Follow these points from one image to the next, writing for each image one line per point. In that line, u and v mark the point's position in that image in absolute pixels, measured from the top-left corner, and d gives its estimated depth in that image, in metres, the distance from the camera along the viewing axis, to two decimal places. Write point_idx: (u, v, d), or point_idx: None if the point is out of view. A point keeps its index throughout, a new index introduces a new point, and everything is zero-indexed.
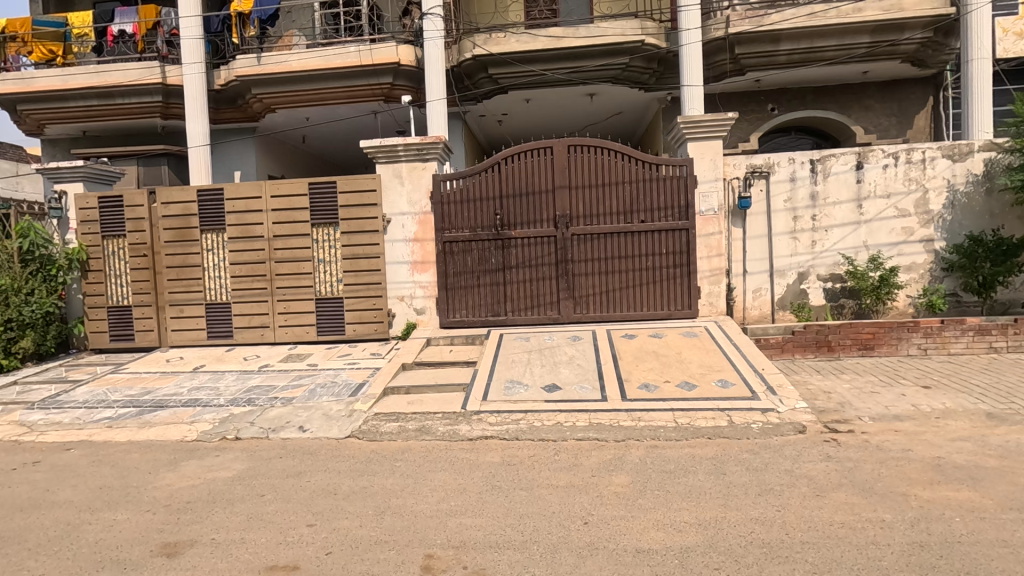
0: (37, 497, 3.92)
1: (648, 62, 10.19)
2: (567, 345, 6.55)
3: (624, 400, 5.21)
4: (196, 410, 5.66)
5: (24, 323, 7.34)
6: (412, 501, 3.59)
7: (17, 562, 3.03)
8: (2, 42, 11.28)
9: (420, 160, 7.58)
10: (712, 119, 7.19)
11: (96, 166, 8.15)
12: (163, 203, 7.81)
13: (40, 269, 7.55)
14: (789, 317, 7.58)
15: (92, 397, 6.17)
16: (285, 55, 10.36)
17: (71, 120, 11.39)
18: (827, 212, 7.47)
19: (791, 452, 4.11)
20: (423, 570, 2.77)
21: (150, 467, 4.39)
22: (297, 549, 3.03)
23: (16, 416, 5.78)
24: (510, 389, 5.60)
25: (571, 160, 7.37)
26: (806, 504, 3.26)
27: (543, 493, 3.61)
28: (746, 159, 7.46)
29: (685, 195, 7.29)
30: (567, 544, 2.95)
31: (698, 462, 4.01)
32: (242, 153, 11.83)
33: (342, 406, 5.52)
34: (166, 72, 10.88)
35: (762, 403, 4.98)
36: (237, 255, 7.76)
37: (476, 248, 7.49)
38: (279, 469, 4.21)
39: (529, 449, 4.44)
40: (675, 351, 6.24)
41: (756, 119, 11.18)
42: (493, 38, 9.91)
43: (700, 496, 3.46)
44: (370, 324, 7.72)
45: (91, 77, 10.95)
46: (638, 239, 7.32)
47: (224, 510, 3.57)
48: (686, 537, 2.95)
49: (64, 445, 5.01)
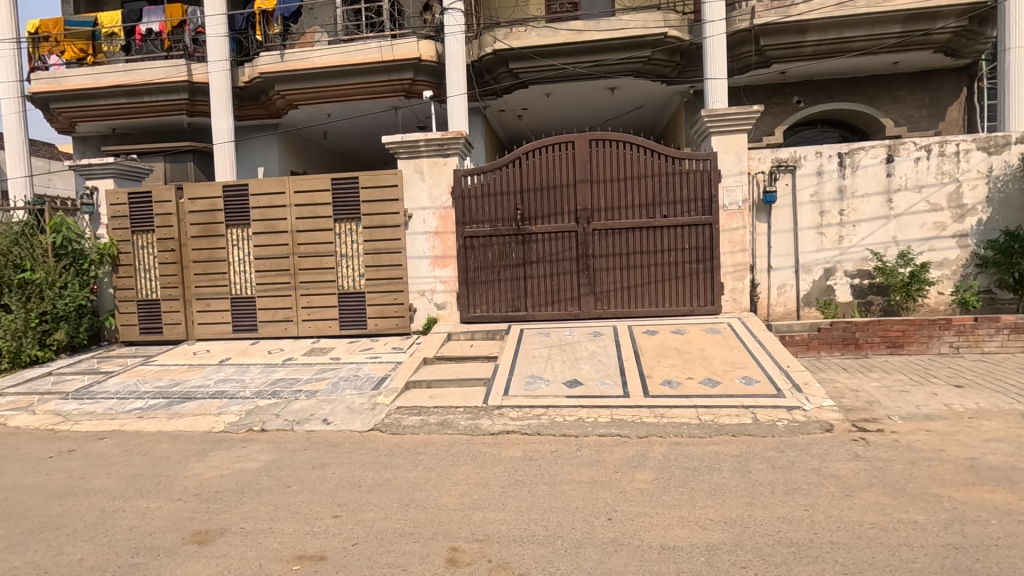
0: (73, 484, 4.04)
1: (670, 56, 10.08)
2: (588, 341, 6.54)
3: (646, 396, 5.18)
4: (223, 401, 5.78)
5: (57, 316, 7.56)
6: (435, 494, 3.62)
7: (56, 547, 3.12)
8: (36, 42, 11.59)
9: (441, 156, 7.59)
10: (737, 112, 7.08)
11: (126, 163, 8.34)
12: (190, 199, 7.96)
13: (73, 263, 7.76)
14: (814, 313, 7.44)
15: (124, 388, 6.35)
16: (307, 52, 10.46)
17: (101, 118, 11.66)
18: (855, 206, 7.30)
19: (818, 450, 4.05)
20: (448, 563, 2.78)
21: (180, 457, 4.50)
22: (323, 539, 3.07)
23: (51, 405, 5.97)
24: (530, 384, 5.62)
25: (593, 154, 7.32)
26: (835, 504, 3.21)
27: (566, 489, 3.60)
28: (771, 153, 7.33)
29: (708, 189, 7.20)
30: (591, 539, 2.95)
31: (722, 459, 3.97)
32: (265, 150, 12.01)
33: (365, 399, 5.59)
34: (191, 70, 11.08)
35: (788, 401, 4.91)
36: (262, 250, 7.87)
37: (497, 243, 7.49)
38: (304, 461, 4.27)
39: (551, 444, 4.44)
40: (698, 348, 6.17)
41: (781, 112, 10.98)
42: (514, 33, 9.91)
43: (725, 494, 3.42)
44: (391, 319, 7.78)
45: (120, 76, 11.19)
46: (660, 234, 7.25)
47: (252, 499, 3.64)
48: (712, 535, 2.93)
49: (97, 435, 5.16)
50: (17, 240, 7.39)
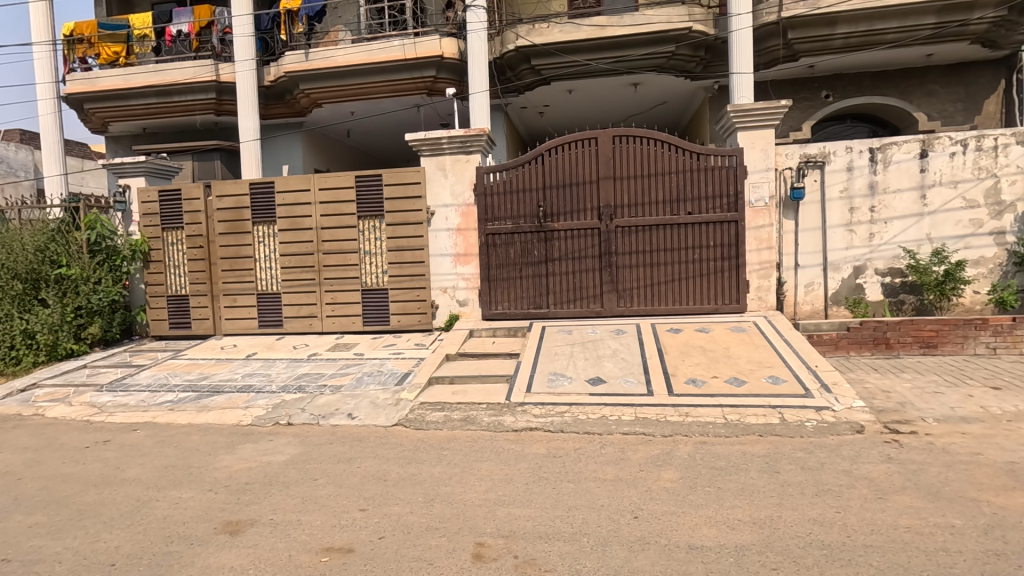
0: (109, 474, 4.16)
1: (694, 51, 9.93)
2: (611, 339, 6.50)
3: (671, 395, 5.13)
4: (250, 395, 5.89)
5: (92, 310, 7.81)
6: (459, 489, 3.64)
7: (94, 534, 3.22)
8: (71, 44, 11.92)
9: (463, 153, 7.61)
10: (763, 107, 6.96)
11: (157, 162, 8.53)
12: (218, 196, 8.11)
13: (106, 260, 7.98)
14: (843, 312, 7.27)
15: (155, 381, 6.52)
16: (331, 50, 10.56)
17: (133, 118, 11.95)
18: (887, 203, 7.13)
19: (848, 452, 3.96)
20: (475, 558, 2.80)
21: (210, 449, 4.60)
22: (350, 532, 3.11)
23: (86, 397, 6.15)
24: (553, 381, 5.61)
25: (616, 151, 7.27)
26: (867, 506, 3.14)
27: (591, 486, 3.59)
28: (799, 149, 7.19)
29: (734, 185, 7.10)
30: (618, 537, 2.94)
31: (749, 459, 3.91)
32: (291, 149, 12.20)
33: (388, 395, 5.64)
34: (219, 70, 11.29)
35: (816, 401, 4.81)
36: (287, 247, 7.98)
37: (519, 240, 7.49)
38: (330, 455, 4.33)
39: (575, 441, 4.42)
40: (723, 347, 6.09)
41: (809, 107, 10.76)
42: (536, 29, 9.85)
43: (753, 494, 3.37)
44: (413, 315, 7.83)
45: (151, 77, 11.46)
46: (685, 232, 7.16)
47: (280, 492, 3.70)
48: (740, 535, 2.89)
49: (131, 426, 5.30)
50: (53, 237, 7.58)
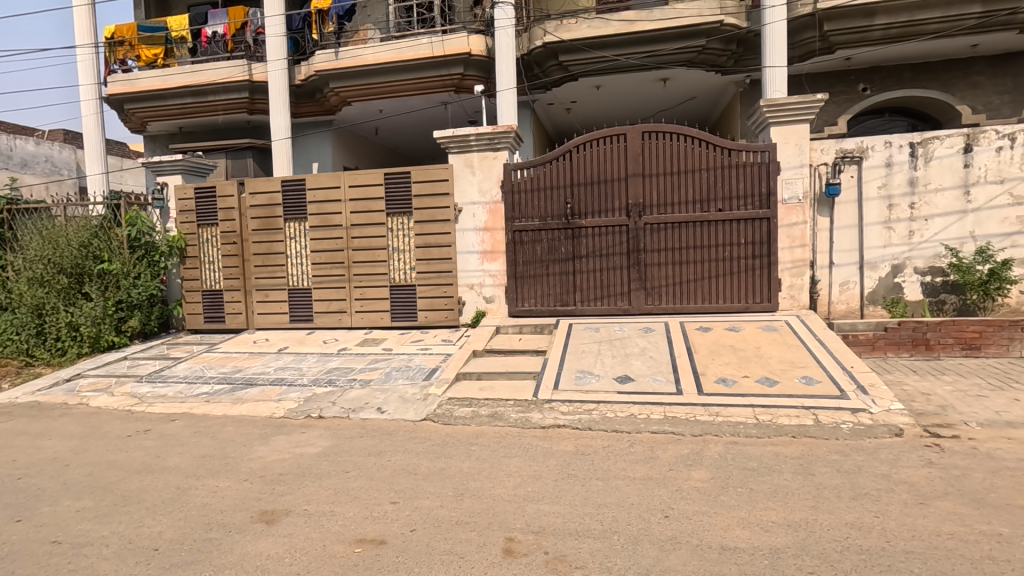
0: (150, 462, 4.31)
1: (726, 45, 9.76)
2: (639, 337, 6.45)
3: (700, 394, 5.07)
4: (282, 388, 6.02)
5: (132, 304, 8.06)
6: (489, 484, 3.65)
7: (138, 519, 3.33)
8: (113, 47, 12.32)
9: (491, 150, 7.63)
10: (798, 101, 6.81)
11: (193, 160, 8.74)
12: (251, 193, 8.29)
13: (145, 255, 8.24)
14: (880, 312, 7.06)
15: (192, 373, 6.72)
16: (361, 49, 10.70)
17: (170, 117, 12.29)
18: (928, 200, 6.90)
19: (887, 455, 3.86)
20: (505, 553, 2.81)
21: (245, 440, 4.72)
22: (383, 524, 3.16)
23: (127, 387, 6.37)
24: (581, 378, 5.60)
25: (645, 147, 7.19)
26: (907, 512, 3.06)
27: (620, 485, 3.57)
28: (835, 144, 7.01)
29: (767, 182, 6.97)
30: (649, 536, 2.92)
31: (782, 461, 3.84)
32: (321, 146, 12.40)
33: (417, 389, 5.70)
34: (252, 69, 11.53)
35: (851, 403, 4.70)
36: (317, 244, 8.13)
37: (547, 237, 7.48)
38: (361, 448, 4.41)
39: (603, 439, 4.40)
40: (754, 346, 5.99)
41: (845, 100, 10.47)
42: (564, 25, 9.79)
43: (787, 496, 3.31)
44: (440, 311, 7.89)
45: (187, 77, 11.77)
46: (715, 229, 7.06)
47: (314, 483, 3.78)
48: (775, 538, 2.84)
49: (169, 417, 5.48)
50: (97, 233, 7.88)
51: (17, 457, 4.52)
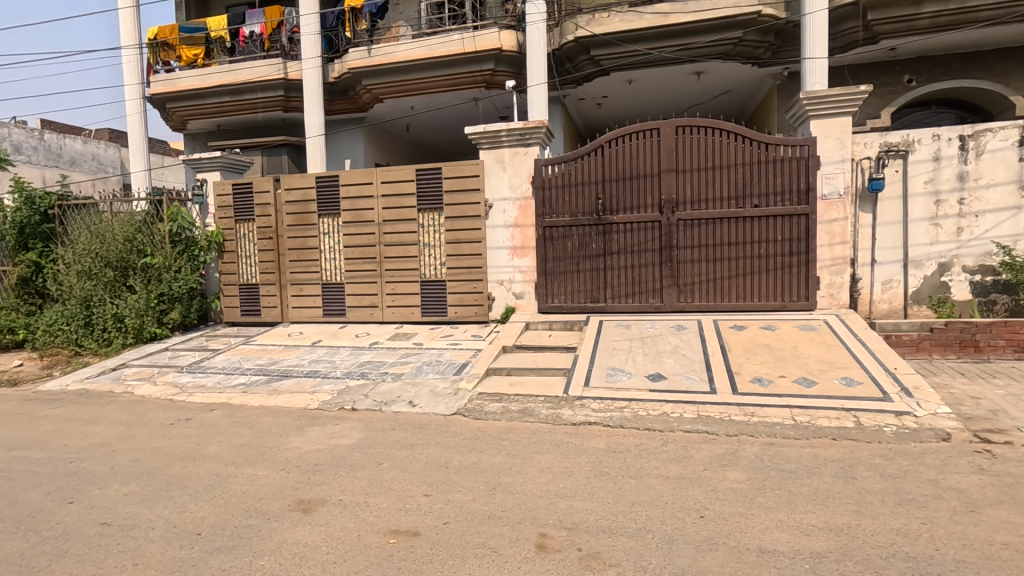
0: (191, 449, 4.44)
1: (763, 36, 9.50)
2: (671, 335, 6.36)
3: (735, 394, 4.97)
4: (316, 380, 6.15)
5: (173, 297, 8.32)
6: (520, 480, 3.65)
7: (181, 504, 3.45)
8: (156, 48, 12.74)
9: (522, 146, 7.61)
10: (840, 93, 6.60)
11: (231, 157, 8.92)
12: (286, 189, 8.46)
13: (186, 250, 8.48)
14: (926, 312, 6.80)
15: (230, 364, 6.91)
16: (393, 46, 10.80)
17: (209, 115, 12.63)
18: (979, 195, 6.61)
19: (934, 460, 3.72)
20: (538, 548, 2.81)
21: (282, 430, 4.83)
22: (416, 516, 3.19)
23: (169, 377, 6.60)
24: (612, 376, 5.55)
25: (679, 142, 7.07)
26: (957, 519, 2.94)
27: (653, 483, 3.53)
28: (879, 137, 6.76)
29: (806, 177, 6.78)
30: (684, 536, 2.88)
31: (822, 464, 3.74)
32: (353, 143, 12.58)
33: (447, 384, 5.75)
34: (287, 68, 11.76)
35: (895, 406, 4.54)
36: (350, 239, 8.25)
37: (577, 233, 7.42)
38: (394, 440, 4.46)
39: (635, 437, 4.36)
40: (791, 345, 5.84)
41: (889, 93, 10.10)
42: (596, 19, 9.71)
43: (828, 499, 3.22)
44: (470, 307, 7.92)
45: (225, 76, 12.08)
46: (751, 225, 6.89)
47: (348, 473, 3.85)
48: (816, 542, 2.77)
49: (209, 406, 5.64)
50: (140, 229, 8.19)
51: (68, 442, 4.72)
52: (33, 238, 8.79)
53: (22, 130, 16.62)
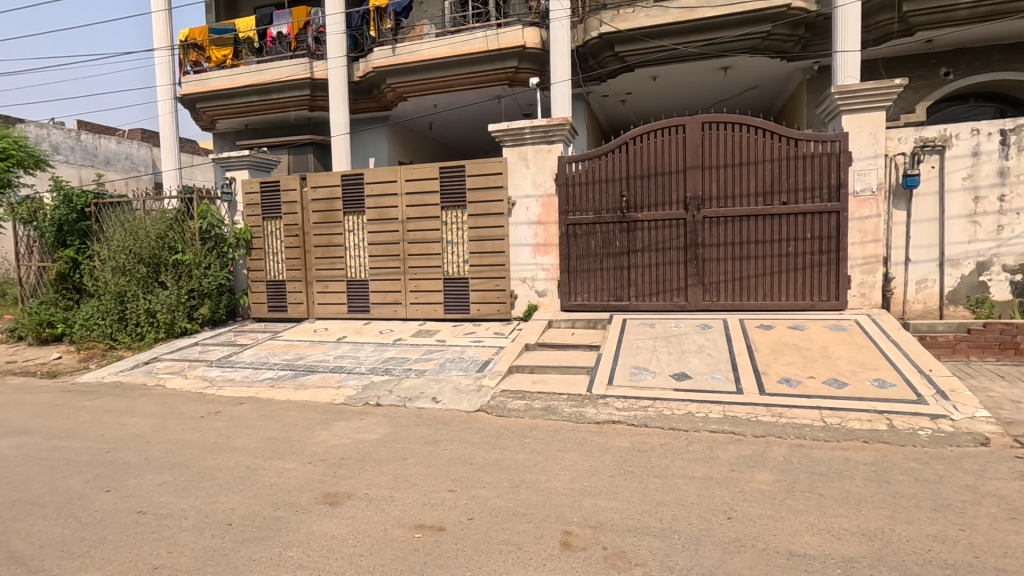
0: (221, 442, 4.54)
1: (793, 30, 9.30)
2: (696, 334, 6.28)
3: (761, 394, 4.88)
4: (341, 375, 6.24)
5: (203, 292, 8.52)
6: (544, 477, 3.65)
7: (212, 495, 3.53)
8: (187, 49, 13.03)
9: (546, 143, 7.58)
10: (874, 87, 6.43)
11: (259, 155, 9.08)
12: (312, 187, 8.58)
13: (215, 247, 8.67)
14: (963, 313, 6.58)
15: (258, 359, 7.04)
16: (417, 44, 10.86)
17: (237, 115, 12.86)
18: (1020, 192, 6.39)
19: (972, 466, 3.60)
20: (563, 545, 2.80)
21: (308, 425, 4.90)
22: (441, 511, 3.21)
23: (199, 371, 6.75)
24: (636, 375, 5.50)
25: (705, 138, 6.97)
26: (997, 527, 2.84)
27: (679, 483, 3.49)
28: (914, 132, 6.58)
29: (837, 173, 6.61)
30: (710, 537, 2.84)
31: (853, 466, 3.65)
32: (377, 142, 12.70)
33: (471, 380, 5.77)
34: (313, 67, 11.92)
35: (929, 409, 4.40)
36: (374, 237, 8.33)
37: (601, 231, 7.37)
38: (418, 436, 4.49)
39: (660, 436, 4.31)
40: (820, 345, 5.72)
41: (925, 86, 9.79)
42: (621, 14, 9.63)
43: (860, 503, 3.15)
44: (493, 304, 7.93)
45: (253, 76, 12.29)
46: (779, 223, 6.76)
47: (374, 468, 3.89)
48: (848, 546, 2.71)
49: (238, 400, 5.77)
50: (172, 226, 8.39)
51: (105, 432, 4.87)
52: (71, 235, 9.08)
53: (60, 130, 17.19)
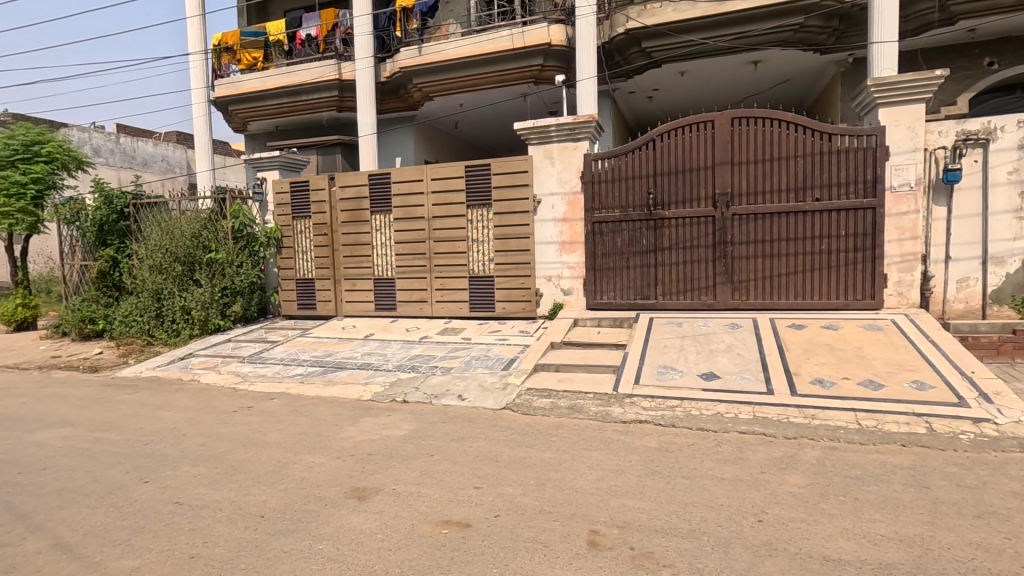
0: (253, 436, 4.65)
1: (827, 21, 9.04)
2: (725, 333, 6.17)
3: (793, 395, 4.77)
4: (369, 372, 6.33)
5: (235, 290, 8.73)
6: (570, 476, 3.64)
7: (245, 487, 3.62)
8: (220, 53, 13.37)
9: (572, 140, 7.54)
10: (912, 79, 6.22)
11: (289, 155, 9.25)
12: (341, 187, 8.72)
13: (247, 245, 8.88)
14: (1007, 313, 6.32)
15: (288, 355, 7.19)
16: (443, 44, 10.91)
17: (268, 116, 13.13)
18: None
19: (1018, 472, 3.45)
20: (590, 545, 2.79)
21: (337, 420, 4.98)
22: (467, 508, 3.22)
23: (232, 367, 6.92)
24: (663, 374, 5.44)
25: (734, 134, 6.84)
26: None
27: (707, 484, 3.43)
28: (956, 125, 6.34)
29: (873, 168, 6.42)
30: (740, 540, 2.78)
31: (890, 471, 3.54)
32: (403, 141, 12.82)
33: (496, 378, 5.79)
34: (341, 68, 12.08)
35: (972, 412, 4.24)
36: (400, 235, 8.42)
37: (627, 228, 7.31)
38: (444, 433, 4.52)
39: (688, 437, 4.25)
40: (855, 345, 5.56)
41: (967, 77, 9.44)
42: (648, 9, 9.50)
43: (897, 508, 3.05)
44: (518, 303, 7.93)
45: (284, 78, 12.54)
46: (812, 220, 6.60)
47: (401, 464, 3.93)
48: (885, 552, 2.62)
49: (269, 395, 5.90)
50: (206, 225, 8.63)
51: (143, 425, 5.04)
52: (111, 235, 9.42)
53: (101, 134, 17.88)
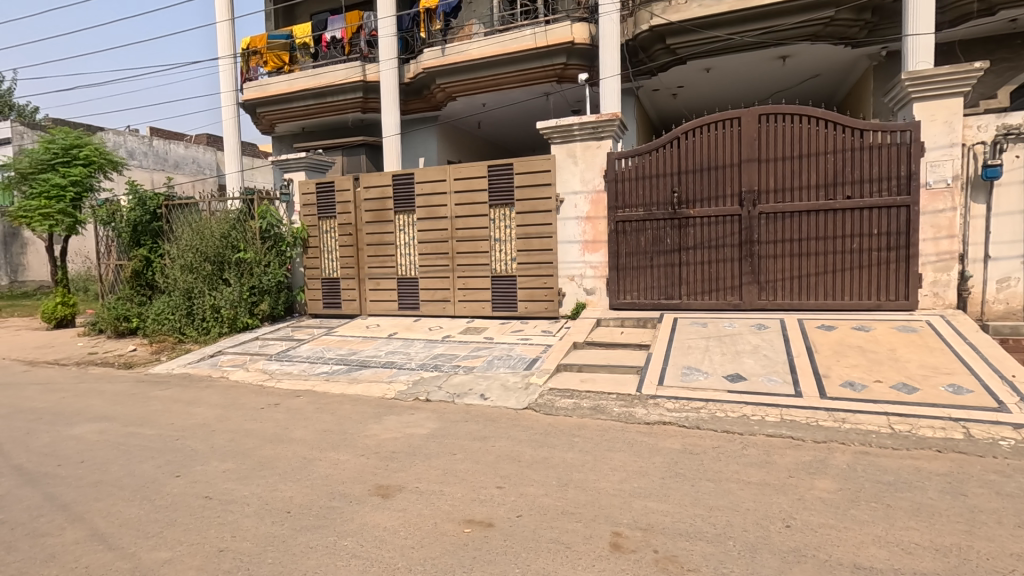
0: (279, 433, 4.73)
1: (859, 14, 8.77)
2: (751, 334, 6.06)
3: (823, 398, 4.65)
4: (392, 371, 6.39)
5: (263, 289, 8.91)
6: (593, 477, 3.61)
7: (272, 483, 3.69)
8: (248, 56, 13.66)
9: (595, 139, 7.49)
10: (949, 72, 6.01)
11: (315, 157, 9.38)
12: (365, 187, 8.82)
13: (274, 245, 9.05)
14: None
15: (313, 353, 7.31)
16: (466, 44, 10.95)
17: (294, 118, 13.35)
18: None
19: None
20: (612, 547, 2.76)
21: (361, 418, 5.04)
22: (489, 507, 3.23)
23: (259, 365, 7.06)
24: (687, 375, 5.36)
25: (762, 130, 6.71)
26: None
27: (733, 488, 3.37)
28: (997, 119, 6.10)
29: (906, 164, 6.24)
30: (767, 545, 2.73)
31: (925, 477, 3.42)
32: (427, 142, 12.91)
33: (518, 378, 5.79)
34: (366, 70, 12.22)
35: (1012, 418, 4.08)
36: (423, 235, 8.48)
37: (651, 227, 7.23)
38: (466, 432, 4.54)
39: (713, 439, 4.18)
40: (887, 347, 5.41)
41: (1008, 69, 9.09)
42: (673, 6, 9.38)
43: (932, 516, 2.95)
44: (540, 302, 7.92)
45: (310, 80, 12.75)
46: (842, 218, 6.43)
47: (424, 462, 3.96)
48: (919, 561, 2.54)
49: (295, 393, 6.00)
50: (235, 226, 8.83)
51: (174, 421, 5.17)
52: (144, 235, 9.72)
53: (136, 137, 18.46)
